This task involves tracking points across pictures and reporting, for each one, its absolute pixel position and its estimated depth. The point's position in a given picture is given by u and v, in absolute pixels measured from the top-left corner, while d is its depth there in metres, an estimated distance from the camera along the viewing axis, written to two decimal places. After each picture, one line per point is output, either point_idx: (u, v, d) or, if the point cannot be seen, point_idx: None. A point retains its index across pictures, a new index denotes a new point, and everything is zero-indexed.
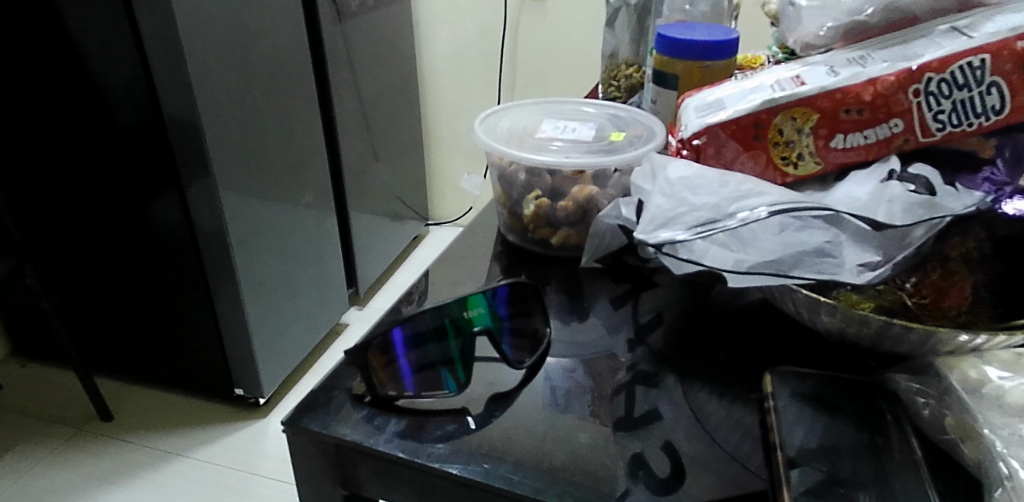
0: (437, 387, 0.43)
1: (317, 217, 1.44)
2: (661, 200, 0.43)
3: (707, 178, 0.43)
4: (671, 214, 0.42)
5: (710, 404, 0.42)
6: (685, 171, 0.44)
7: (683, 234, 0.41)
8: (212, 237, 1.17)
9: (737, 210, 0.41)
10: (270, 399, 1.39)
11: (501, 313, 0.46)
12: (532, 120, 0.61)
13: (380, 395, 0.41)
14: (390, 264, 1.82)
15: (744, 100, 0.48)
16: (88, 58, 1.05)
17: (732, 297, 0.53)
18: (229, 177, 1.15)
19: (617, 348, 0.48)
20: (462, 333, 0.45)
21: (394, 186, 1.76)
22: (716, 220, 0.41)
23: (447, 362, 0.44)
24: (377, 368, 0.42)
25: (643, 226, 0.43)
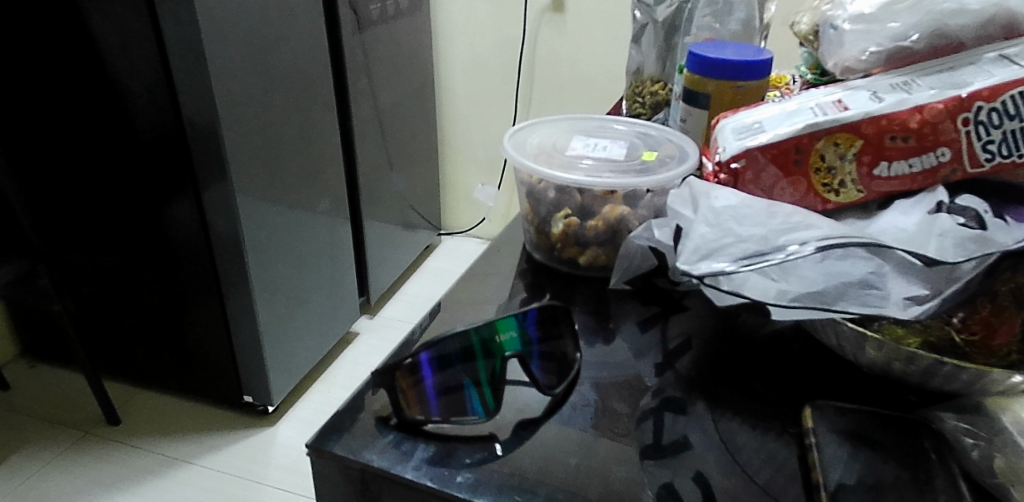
0: (464, 412, 0.41)
1: (332, 226, 1.43)
2: (705, 229, 0.41)
3: (753, 208, 0.42)
4: (716, 244, 0.41)
5: (748, 439, 0.41)
6: (728, 200, 0.43)
7: (729, 267, 0.39)
8: (227, 243, 1.16)
9: (787, 244, 0.39)
10: (280, 407, 1.38)
11: (533, 336, 0.45)
12: (561, 136, 0.60)
13: (406, 419, 0.40)
14: (402, 274, 1.81)
15: (785, 123, 0.47)
16: (110, 60, 1.05)
17: (761, 323, 0.52)
18: (246, 182, 1.15)
19: (643, 371, 0.47)
20: (491, 355, 0.44)
21: (408, 195, 1.75)
22: (763, 253, 0.40)
23: (476, 385, 0.43)
24: (405, 390, 0.40)
25: (685, 256, 0.41)
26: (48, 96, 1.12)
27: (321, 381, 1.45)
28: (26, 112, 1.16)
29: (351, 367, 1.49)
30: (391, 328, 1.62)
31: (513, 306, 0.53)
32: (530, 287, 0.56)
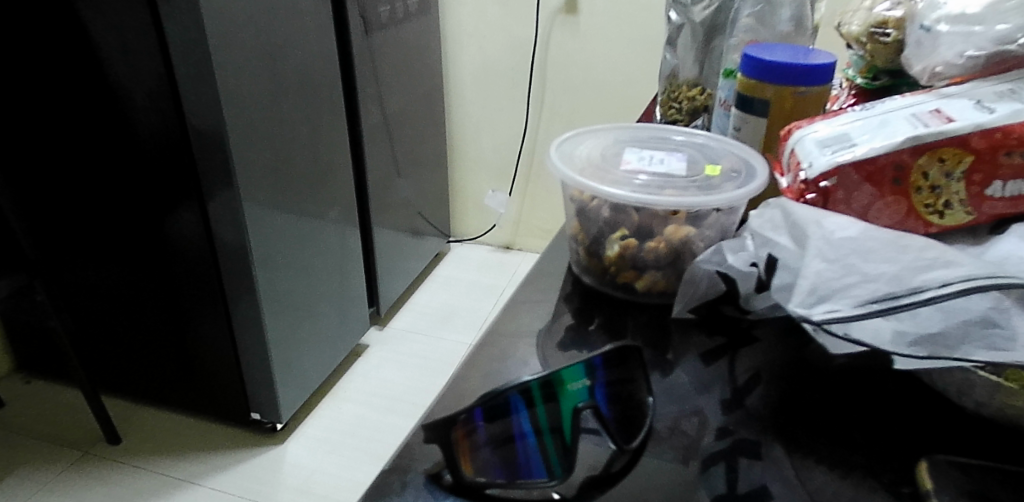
0: (528, 471, 0.37)
1: (341, 235, 1.38)
2: (821, 265, 0.37)
3: (880, 241, 0.37)
4: (835, 284, 0.36)
5: (833, 490, 0.37)
6: (847, 230, 0.38)
7: (852, 311, 0.35)
8: (234, 254, 1.11)
9: (923, 286, 0.34)
10: (288, 424, 1.33)
11: (600, 382, 0.39)
12: (611, 148, 0.55)
13: (465, 480, 0.35)
14: (411, 282, 1.76)
15: (879, 136, 0.42)
16: (110, 64, 0.99)
17: (830, 353, 0.47)
18: (253, 191, 1.09)
19: (707, 407, 0.43)
20: (553, 400, 0.37)
21: (417, 202, 1.70)
22: (895, 295, 0.35)
23: (538, 436, 0.37)
24: (462, 447, 0.36)
25: (799, 297, 0.37)
26: (44, 101, 1.07)
27: (331, 396, 1.40)
28: (21, 119, 1.11)
29: (362, 381, 1.43)
30: (402, 340, 1.57)
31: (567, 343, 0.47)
32: (579, 312, 0.51)
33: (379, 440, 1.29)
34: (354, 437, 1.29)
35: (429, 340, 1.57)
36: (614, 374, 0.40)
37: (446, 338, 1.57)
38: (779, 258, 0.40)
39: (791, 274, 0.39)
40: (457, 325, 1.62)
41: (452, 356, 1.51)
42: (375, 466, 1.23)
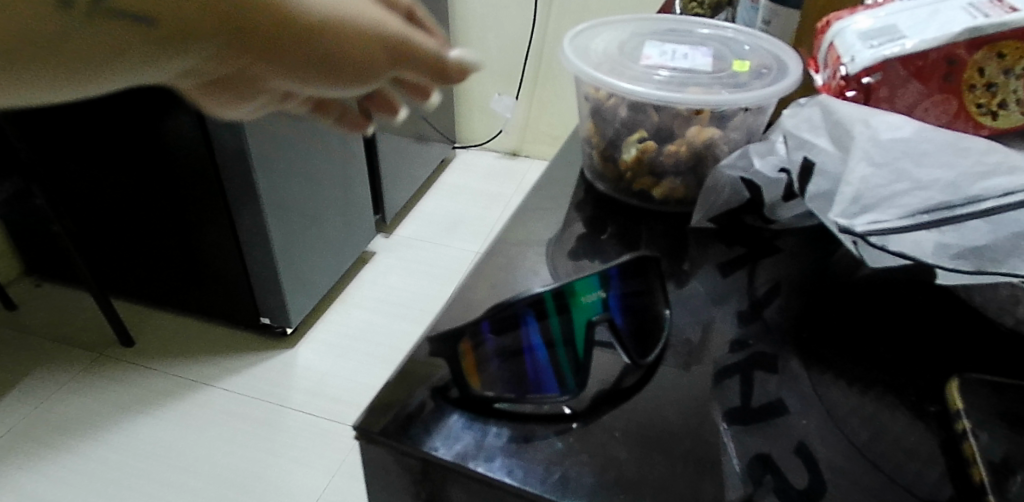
0: (538, 386, 0.35)
1: (343, 140, 1.33)
2: (867, 169, 0.35)
3: (935, 142, 0.34)
4: (881, 192, 0.34)
5: (853, 406, 0.35)
6: (899, 131, 0.35)
7: (902, 221, 0.33)
8: (234, 158, 1.07)
9: (981, 196, 0.32)
10: (299, 329, 1.33)
11: (614, 294, 0.37)
12: (630, 41, 0.50)
13: (471, 394, 0.34)
14: (417, 189, 1.73)
15: (932, 26, 0.37)
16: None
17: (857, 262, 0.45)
18: None
19: (718, 318, 0.41)
20: (565, 311, 0.35)
21: (421, 106, 1.64)
22: (950, 205, 0.32)
23: (549, 349, 0.35)
24: (469, 361, 0.34)
25: (841, 206, 0.35)
26: None
27: (339, 302, 1.40)
28: None
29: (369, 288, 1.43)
30: (409, 247, 1.55)
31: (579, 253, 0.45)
32: (592, 220, 0.48)
33: (388, 346, 1.30)
34: (363, 342, 1.30)
35: (436, 247, 1.56)
36: (630, 286, 0.37)
37: (453, 246, 1.56)
38: (816, 163, 0.38)
39: (831, 180, 0.37)
40: (464, 233, 1.60)
41: (459, 264, 1.50)
42: (385, 371, 1.25)
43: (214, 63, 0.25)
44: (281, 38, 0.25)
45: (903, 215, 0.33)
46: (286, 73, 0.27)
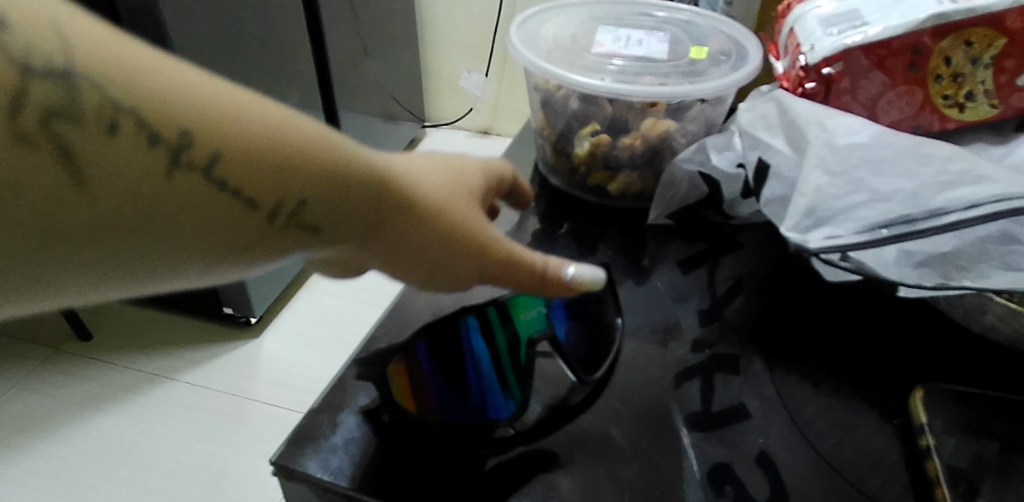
0: (478, 411, 0.33)
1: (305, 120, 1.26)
2: (822, 179, 0.33)
3: (892, 150, 0.33)
4: (837, 204, 0.32)
5: (819, 406, 0.34)
6: (856, 135, 0.34)
7: (855, 237, 0.31)
8: None
9: (942, 209, 0.31)
10: (263, 319, 1.14)
11: (558, 305, 0.36)
12: (583, 27, 0.47)
13: (400, 418, 0.31)
14: None
15: (896, 10, 0.35)
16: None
17: None
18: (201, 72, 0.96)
19: (683, 316, 0.39)
20: (510, 324, 0.35)
21: (387, 83, 1.57)
22: (911, 219, 0.31)
23: (495, 365, 0.34)
24: (401, 385, 0.32)
25: (794, 217, 0.33)
26: None
27: None
28: None
29: None
30: None
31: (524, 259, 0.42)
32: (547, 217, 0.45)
33: None
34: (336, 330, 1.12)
35: None
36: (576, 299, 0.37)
37: None
38: (771, 165, 0.36)
39: (787, 186, 0.35)
40: None
41: None
42: None
43: (348, 256, 0.27)
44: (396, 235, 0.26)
45: (860, 230, 0.31)
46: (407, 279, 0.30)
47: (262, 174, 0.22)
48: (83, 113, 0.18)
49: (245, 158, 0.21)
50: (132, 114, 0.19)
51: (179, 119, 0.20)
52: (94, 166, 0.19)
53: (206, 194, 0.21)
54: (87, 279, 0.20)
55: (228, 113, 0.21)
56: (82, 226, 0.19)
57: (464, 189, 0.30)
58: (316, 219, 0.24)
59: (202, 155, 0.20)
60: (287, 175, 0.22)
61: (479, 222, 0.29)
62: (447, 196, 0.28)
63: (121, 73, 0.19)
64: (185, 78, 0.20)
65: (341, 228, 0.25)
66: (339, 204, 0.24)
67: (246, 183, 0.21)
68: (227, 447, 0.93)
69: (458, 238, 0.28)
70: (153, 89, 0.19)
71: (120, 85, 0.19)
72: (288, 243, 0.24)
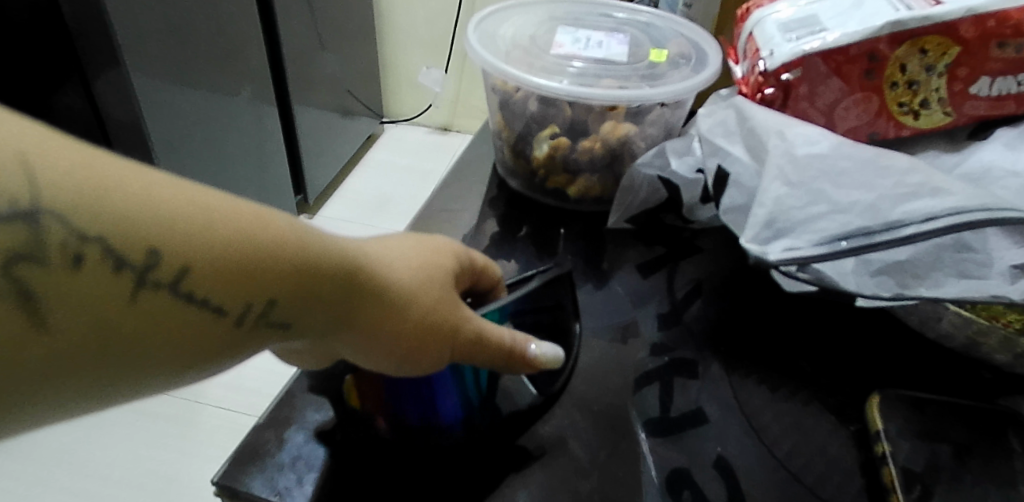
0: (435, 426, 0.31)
1: (258, 114, 1.22)
2: (782, 190, 0.33)
3: (853, 160, 0.33)
4: (796, 215, 0.32)
5: (777, 411, 0.34)
6: (815, 146, 0.34)
7: (813, 251, 0.31)
8: (130, 136, 0.94)
9: (899, 220, 0.30)
10: None
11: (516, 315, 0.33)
12: (542, 27, 0.46)
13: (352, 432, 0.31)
14: (342, 166, 1.63)
15: (853, 18, 0.35)
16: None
17: None
18: (147, 62, 0.91)
19: (642, 321, 0.39)
20: None
21: (343, 77, 1.54)
22: (869, 229, 0.31)
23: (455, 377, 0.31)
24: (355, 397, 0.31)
25: (754, 230, 0.33)
26: None
27: None
28: None
29: None
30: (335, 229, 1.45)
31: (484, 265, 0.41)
32: (504, 220, 0.45)
33: None
34: None
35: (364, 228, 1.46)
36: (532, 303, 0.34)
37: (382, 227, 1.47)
38: (731, 173, 0.37)
39: (746, 194, 0.36)
40: (394, 212, 1.51)
41: None
42: None
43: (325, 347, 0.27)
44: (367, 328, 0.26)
45: (819, 241, 0.31)
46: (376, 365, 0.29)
47: (235, 282, 0.22)
48: (46, 255, 0.19)
49: (211, 272, 0.21)
50: (98, 245, 0.19)
51: (145, 240, 0.20)
52: (51, 297, 0.19)
53: (174, 309, 0.21)
54: (59, 408, 0.20)
55: (197, 230, 0.21)
56: (38, 358, 0.19)
57: (443, 278, 0.29)
58: (288, 319, 0.24)
59: (169, 273, 0.20)
60: (251, 280, 0.22)
61: (450, 308, 0.28)
62: (422, 288, 0.28)
63: (81, 200, 0.19)
64: (152, 192, 0.20)
65: (306, 327, 0.24)
66: (314, 303, 0.24)
67: (219, 293, 0.21)
68: (175, 453, 0.89)
69: (431, 328, 0.28)
70: (117, 216, 0.19)
71: (85, 217, 0.19)
72: (261, 344, 0.24)
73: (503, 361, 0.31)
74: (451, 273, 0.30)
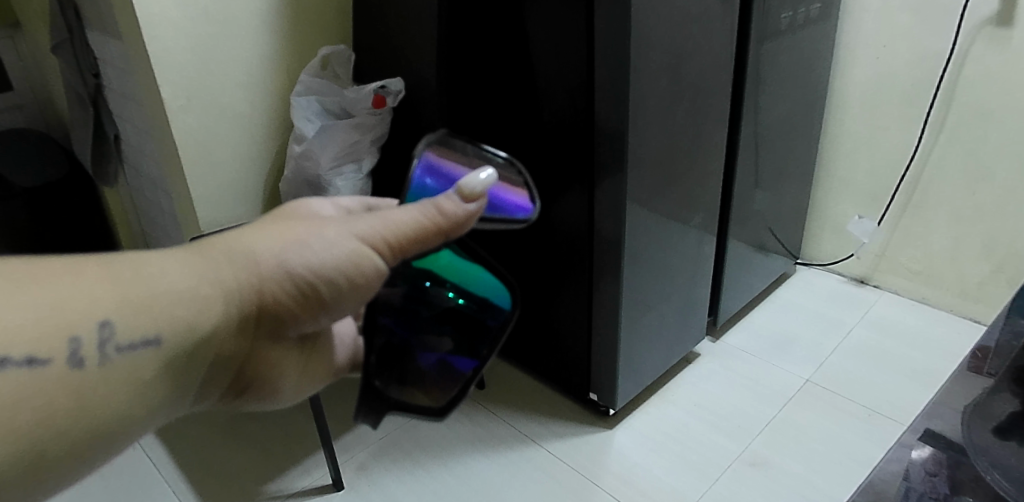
0: (447, 368, 0.58)
1: (699, 244, 1.29)
2: None
3: None
4: None
5: None
6: None
7: None
8: (609, 245, 1.11)
9: None
10: (619, 413, 1.32)
11: (438, 185, 0.57)
12: None
13: (400, 403, 0.56)
14: (752, 299, 1.61)
15: None
16: (536, 51, 1.05)
17: None
18: (638, 188, 1.07)
19: None
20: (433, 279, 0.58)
21: (771, 215, 1.50)
22: None
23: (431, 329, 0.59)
24: (411, 390, 0.57)
25: None
26: (467, 88, 1.14)
27: (659, 396, 1.36)
28: (420, 97, 1.15)
29: (697, 394, 1.36)
30: (735, 358, 1.45)
31: (922, 481, 0.57)
32: (997, 429, 0.57)
33: (703, 455, 1.22)
34: (681, 444, 1.24)
35: (763, 364, 1.43)
36: (445, 163, 0.58)
37: (781, 367, 1.42)
38: None
39: None
40: (798, 356, 1.45)
41: (787, 389, 1.36)
42: (699, 480, 1.17)
43: (203, 333, 0.51)
44: (171, 315, 0.49)
45: None
46: (297, 306, 0.55)
47: (132, 323, 0.47)
48: (53, 357, 0.44)
49: (121, 323, 0.47)
50: (63, 347, 0.44)
51: (91, 320, 0.46)
52: (78, 374, 0.45)
53: (119, 358, 0.47)
54: (130, 413, 0.48)
55: (113, 308, 0.47)
56: (78, 398, 0.45)
57: (187, 261, 0.51)
58: (199, 327, 0.50)
59: (105, 332, 0.46)
60: (130, 316, 0.47)
61: (304, 249, 0.53)
62: (268, 247, 0.53)
63: (45, 324, 0.44)
64: (59, 306, 0.45)
65: (167, 339, 0.49)
66: (135, 321, 0.47)
67: (143, 328, 0.47)
68: None
69: (335, 264, 0.53)
70: (54, 322, 0.45)
71: (43, 329, 0.44)
72: (161, 347, 0.49)
73: (442, 217, 0.52)
74: (358, 221, 0.54)
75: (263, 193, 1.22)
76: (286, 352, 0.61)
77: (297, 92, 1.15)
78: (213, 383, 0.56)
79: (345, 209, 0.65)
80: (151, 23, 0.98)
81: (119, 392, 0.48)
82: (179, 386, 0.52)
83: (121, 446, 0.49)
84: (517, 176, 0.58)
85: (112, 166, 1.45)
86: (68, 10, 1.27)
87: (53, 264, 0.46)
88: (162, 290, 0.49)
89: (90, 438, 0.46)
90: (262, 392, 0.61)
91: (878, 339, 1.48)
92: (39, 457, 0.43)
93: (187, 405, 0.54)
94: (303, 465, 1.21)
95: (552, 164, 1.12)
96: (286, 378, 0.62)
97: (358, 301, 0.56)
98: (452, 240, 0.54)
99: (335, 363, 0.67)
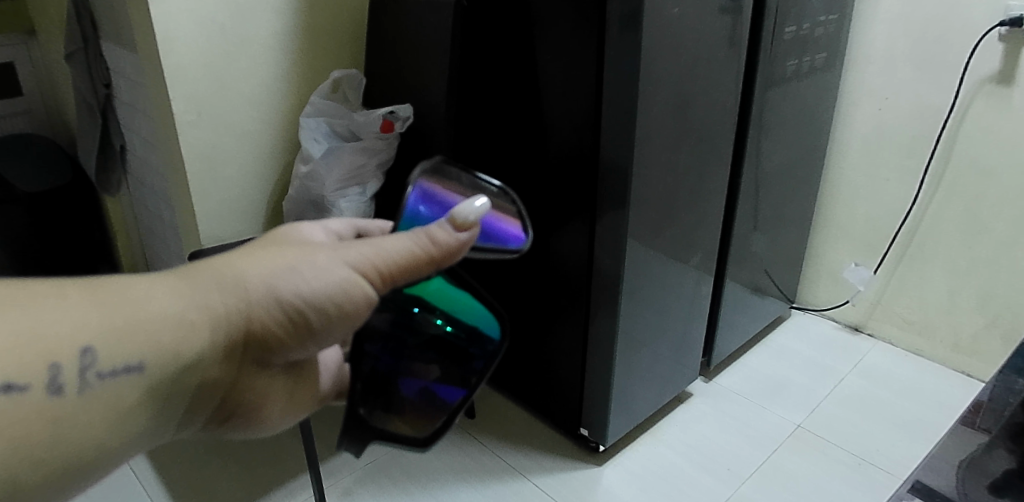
0: (430, 397, 0.58)
1: (696, 283, 1.30)
2: None
3: None
4: None
5: None
6: None
7: None
8: (607, 281, 1.11)
9: None
10: (609, 449, 1.31)
11: (431, 212, 0.57)
12: None
13: (384, 433, 0.56)
14: (746, 341, 1.61)
15: None
16: (544, 86, 1.07)
17: None
18: (639, 225, 1.07)
19: None
20: (421, 306, 0.58)
21: (768, 258, 1.51)
22: None
23: (417, 358, 0.59)
24: (396, 420, 0.57)
25: None
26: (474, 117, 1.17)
27: (650, 435, 1.35)
28: (426, 122, 1.15)
29: (687, 435, 1.35)
30: (727, 400, 1.45)
31: None
32: (992, 486, 0.60)
33: (691, 496, 1.20)
34: (670, 484, 1.23)
35: (755, 408, 1.42)
36: (440, 190, 0.59)
37: (773, 411, 1.41)
38: None
39: None
40: (790, 401, 1.45)
41: (778, 433, 1.35)
42: None
43: (187, 360, 0.51)
44: (154, 342, 0.49)
45: None
46: (285, 332, 0.55)
47: (116, 350, 0.47)
48: (32, 386, 0.44)
49: (104, 350, 0.47)
50: (42, 377, 0.45)
51: (72, 346, 0.46)
52: (56, 401, 0.45)
53: (100, 384, 0.47)
54: (108, 441, 0.48)
55: (97, 334, 0.47)
56: (53, 426, 0.46)
57: (173, 286, 0.51)
58: (184, 353, 0.50)
59: (85, 358, 0.46)
60: (113, 344, 0.47)
61: (295, 275, 0.53)
62: (257, 272, 0.53)
63: (26, 350, 0.44)
64: (41, 331, 0.45)
65: (149, 366, 0.49)
66: (118, 347, 0.47)
67: (126, 354, 0.47)
68: None
69: (326, 292, 0.53)
70: (35, 348, 0.45)
71: (23, 357, 0.44)
72: (142, 375, 0.49)
73: (434, 246, 0.52)
74: (350, 248, 0.54)
75: (266, 212, 1.23)
76: (273, 380, 0.61)
77: (306, 113, 1.16)
78: (198, 410, 0.56)
79: (336, 232, 0.66)
80: (168, 39, 0.99)
81: (96, 420, 0.48)
82: (161, 413, 0.52)
83: (97, 472, 0.49)
84: (511, 204, 0.57)
85: (116, 176, 1.46)
86: (85, 21, 1.28)
87: (39, 287, 0.46)
88: (148, 316, 0.49)
89: (65, 467, 0.46)
90: (247, 419, 0.61)
91: (870, 388, 1.48)
92: (11, 484, 0.43)
93: (170, 432, 0.54)
94: (287, 487, 1.19)
95: (555, 197, 1.13)
96: (272, 406, 0.62)
97: (346, 330, 0.56)
98: (442, 270, 0.54)
99: (322, 390, 0.67)
